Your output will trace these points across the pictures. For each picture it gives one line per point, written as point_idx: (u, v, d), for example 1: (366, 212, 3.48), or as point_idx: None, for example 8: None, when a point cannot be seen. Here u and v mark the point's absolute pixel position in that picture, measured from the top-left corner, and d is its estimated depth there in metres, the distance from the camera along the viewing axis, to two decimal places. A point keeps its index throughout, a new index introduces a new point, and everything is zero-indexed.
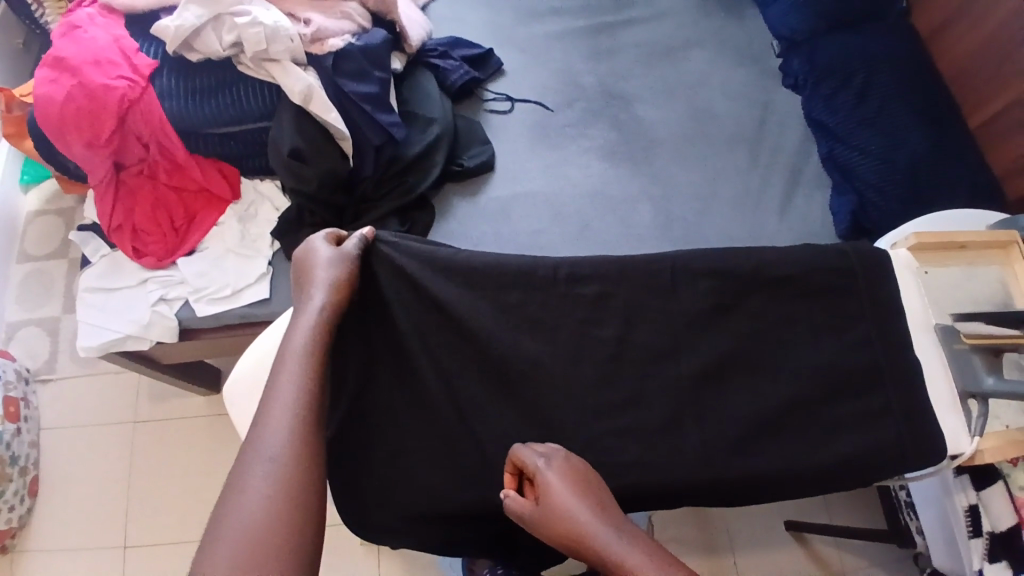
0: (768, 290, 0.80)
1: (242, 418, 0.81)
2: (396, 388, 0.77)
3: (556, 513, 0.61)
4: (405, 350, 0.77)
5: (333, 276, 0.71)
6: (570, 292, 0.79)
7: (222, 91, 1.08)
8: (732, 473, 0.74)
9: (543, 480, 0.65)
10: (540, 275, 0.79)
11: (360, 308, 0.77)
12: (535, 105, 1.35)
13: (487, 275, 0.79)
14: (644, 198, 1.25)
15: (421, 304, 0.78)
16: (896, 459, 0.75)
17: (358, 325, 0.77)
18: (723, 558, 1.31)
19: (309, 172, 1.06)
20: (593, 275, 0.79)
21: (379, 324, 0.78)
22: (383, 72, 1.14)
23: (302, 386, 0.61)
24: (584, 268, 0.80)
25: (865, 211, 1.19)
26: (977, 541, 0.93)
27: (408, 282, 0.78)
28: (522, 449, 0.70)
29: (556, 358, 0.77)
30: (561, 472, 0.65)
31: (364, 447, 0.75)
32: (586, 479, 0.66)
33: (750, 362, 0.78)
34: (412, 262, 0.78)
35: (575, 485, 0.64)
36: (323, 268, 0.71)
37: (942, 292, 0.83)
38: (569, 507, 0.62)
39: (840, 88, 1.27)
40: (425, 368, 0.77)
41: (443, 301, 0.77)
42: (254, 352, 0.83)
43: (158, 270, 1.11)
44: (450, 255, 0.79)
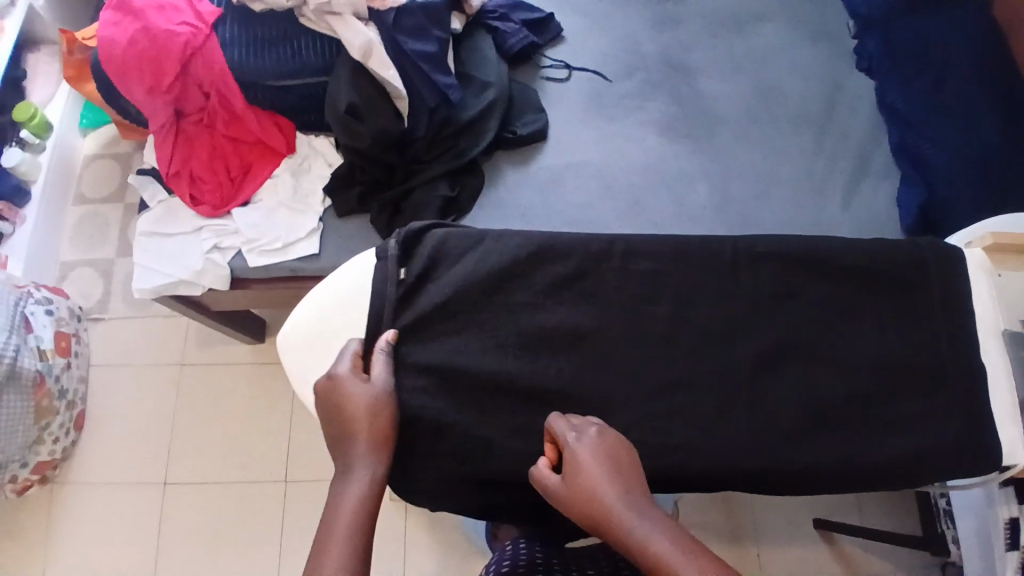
0: (828, 282, 0.78)
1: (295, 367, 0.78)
2: (437, 355, 0.76)
3: (581, 496, 0.63)
4: (447, 322, 0.77)
5: (371, 421, 0.70)
6: (622, 268, 0.78)
7: (283, 42, 1.08)
8: (778, 465, 0.72)
9: (575, 457, 0.65)
10: (594, 249, 0.78)
11: (407, 285, 0.78)
12: (593, 73, 1.32)
13: (542, 250, 0.78)
14: (700, 177, 1.22)
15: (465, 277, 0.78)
16: (950, 467, 0.72)
17: (406, 300, 0.77)
18: (746, 549, 1.31)
19: (363, 130, 1.06)
20: (650, 252, 0.78)
21: (431, 297, 0.77)
22: (442, 31, 1.11)
23: (344, 565, 0.62)
24: (640, 245, 0.79)
25: (934, 207, 1.14)
26: (1014, 554, 0.94)
27: (457, 254, 0.79)
28: (557, 421, 0.70)
29: (604, 332, 0.76)
30: (595, 450, 0.66)
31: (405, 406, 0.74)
32: (620, 460, 0.66)
33: (804, 353, 0.75)
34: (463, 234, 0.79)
35: (603, 466, 0.64)
36: (359, 410, 0.70)
37: (1017, 297, 0.78)
38: (595, 492, 0.62)
39: (917, 75, 1.21)
40: (466, 339, 0.77)
41: (490, 270, 0.78)
42: (306, 307, 0.79)
43: (212, 219, 1.14)
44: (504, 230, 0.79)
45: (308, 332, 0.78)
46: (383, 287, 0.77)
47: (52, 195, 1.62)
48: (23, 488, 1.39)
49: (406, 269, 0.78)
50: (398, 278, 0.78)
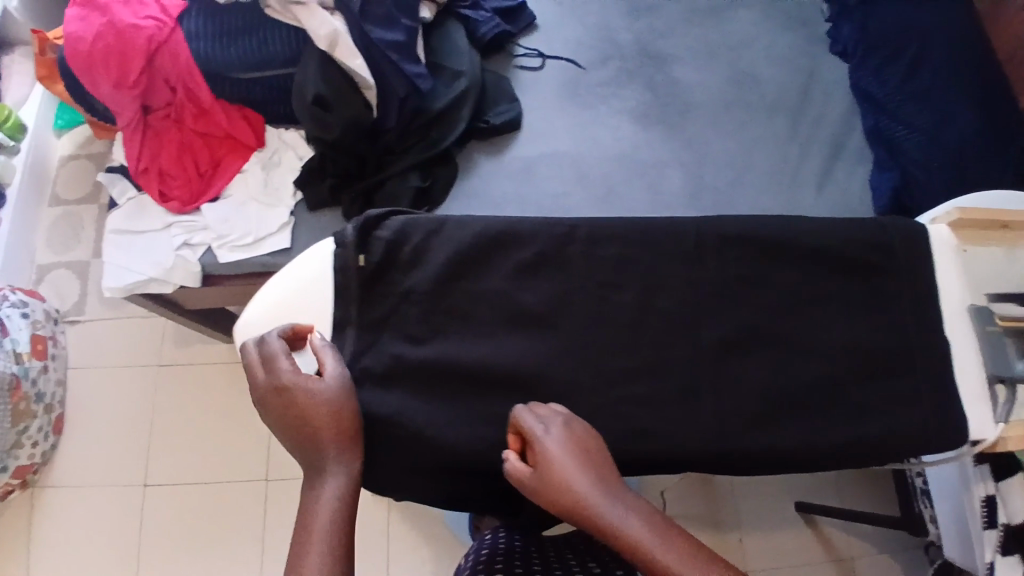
0: (798, 263, 0.76)
1: None
2: (391, 354, 0.72)
3: (557, 489, 0.60)
4: (411, 316, 0.73)
5: (339, 418, 0.66)
6: (588, 251, 0.75)
7: (250, 32, 1.05)
8: (750, 447, 0.71)
9: (545, 451, 0.63)
10: (554, 233, 0.75)
11: (367, 271, 0.74)
12: (567, 62, 1.32)
13: (508, 238, 0.75)
14: (673, 163, 1.24)
15: (426, 264, 0.74)
16: (917, 445, 0.72)
17: (367, 290, 0.73)
18: (728, 534, 1.32)
19: (331, 121, 1.04)
20: (613, 236, 0.75)
21: (396, 289, 0.74)
22: (411, 19, 1.09)
23: (326, 567, 0.59)
24: (604, 229, 0.76)
25: (907, 189, 1.16)
26: (992, 533, 0.95)
27: (418, 239, 0.75)
28: (522, 412, 0.67)
29: (571, 316, 0.74)
30: (566, 442, 0.63)
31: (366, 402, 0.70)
32: (589, 450, 0.64)
33: (770, 334, 0.74)
34: (425, 219, 0.75)
35: (577, 457, 0.62)
36: (324, 407, 0.66)
37: (982, 272, 0.78)
38: (572, 482, 0.61)
39: (890, 60, 1.24)
40: (427, 331, 0.73)
41: (451, 253, 0.74)
42: (265, 296, 0.74)
43: (182, 215, 1.12)
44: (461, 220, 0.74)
45: (269, 320, 0.73)
46: (342, 274, 0.73)
47: (26, 197, 1.59)
48: (4, 493, 1.37)
49: (365, 255, 0.73)
50: (357, 264, 0.73)
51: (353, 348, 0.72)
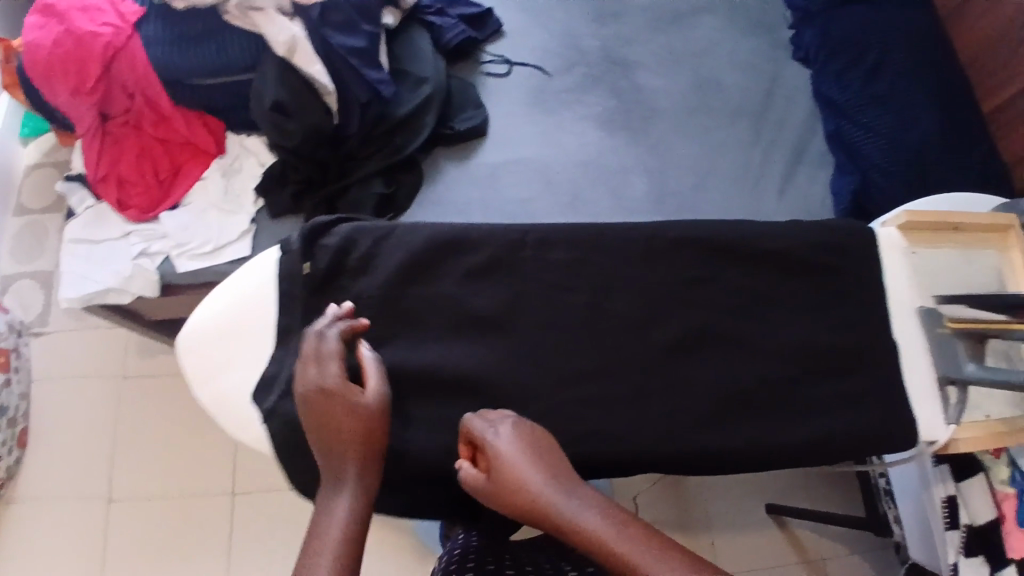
0: (750, 266, 0.77)
1: (196, 369, 0.71)
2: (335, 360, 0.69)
3: (510, 491, 0.60)
4: (357, 319, 0.71)
5: (366, 429, 0.63)
6: (541, 253, 0.74)
7: (209, 38, 1.02)
8: (706, 448, 0.70)
9: (493, 456, 0.62)
10: (506, 237, 0.74)
11: (314, 279, 0.70)
12: (533, 69, 1.33)
13: (462, 243, 0.73)
14: (638, 169, 1.25)
15: (376, 270, 0.71)
16: (869, 446, 0.72)
17: (314, 297, 0.69)
18: (699, 538, 1.31)
19: (292, 127, 1.03)
20: (565, 240, 0.74)
21: (346, 296, 0.70)
22: (373, 25, 1.08)
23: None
24: (556, 235, 0.74)
25: (867, 193, 1.18)
26: (954, 534, 0.95)
27: (367, 246, 0.72)
28: (473, 419, 0.67)
29: (524, 318, 0.73)
30: (514, 443, 0.63)
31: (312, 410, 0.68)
32: (540, 450, 0.63)
33: (722, 336, 0.74)
34: (374, 226, 0.73)
35: (529, 458, 0.61)
36: (352, 416, 0.63)
37: (932, 273, 0.79)
38: (524, 483, 0.60)
39: (851, 65, 1.26)
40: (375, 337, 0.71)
41: (401, 260, 0.71)
42: (213, 303, 0.72)
43: (141, 224, 1.11)
44: (410, 228, 0.73)
45: (216, 330, 0.71)
46: (288, 282, 0.70)
47: None
48: None
49: (312, 263, 0.71)
50: (303, 273, 0.70)
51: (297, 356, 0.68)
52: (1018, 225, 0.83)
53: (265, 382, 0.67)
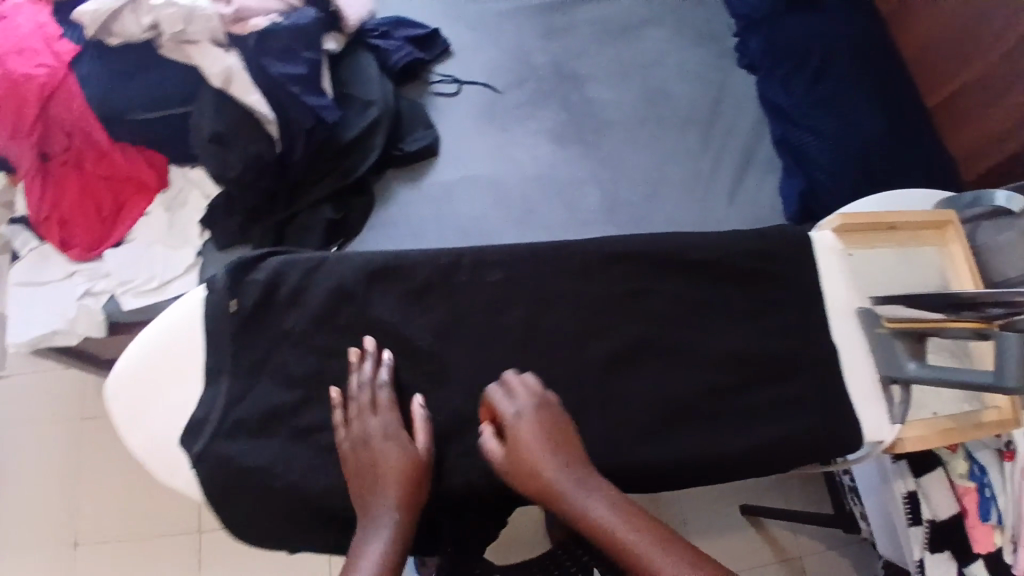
0: (688, 278, 0.76)
1: (120, 413, 0.68)
2: (267, 399, 0.67)
3: (527, 472, 0.61)
4: (288, 355, 0.68)
5: (405, 464, 0.63)
6: (477, 276, 0.73)
7: (140, 72, 1.02)
8: (650, 464, 0.69)
9: (507, 439, 0.63)
10: (440, 263, 0.72)
11: (242, 317, 0.68)
12: (483, 86, 1.32)
13: (394, 270, 0.72)
14: (591, 182, 1.25)
15: (306, 305, 0.70)
16: (815, 451, 0.72)
17: (241, 335, 0.68)
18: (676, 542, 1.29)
19: (231, 157, 1.00)
20: (499, 261, 0.73)
21: (276, 331, 0.69)
22: (313, 52, 1.07)
23: None
24: (490, 254, 0.73)
25: (814, 194, 1.20)
26: (917, 530, 0.92)
27: (297, 279, 0.69)
28: (497, 389, 0.67)
29: (461, 342, 0.71)
30: (529, 427, 0.63)
31: (243, 453, 0.65)
32: (556, 434, 0.64)
33: (660, 349, 0.73)
34: (303, 258, 0.71)
35: (548, 443, 0.62)
36: (393, 453, 0.63)
37: (870, 273, 0.80)
38: (541, 468, 0.61)
39: (796, 70, 1.28)
40: (307, 372, 0.68)
41: (331, 292, 0.69)
42: (137, 344, 0.69)
43: (85, 263, 1.08)
44: (338, 258, 0.72)
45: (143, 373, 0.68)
46: (213, 322, 0.68)
47: None
48: None
49: (238, 300, 0.68)
50: (229, 311, 0.67)
51: (226, 397, 0.67)
52: (956, 220, 0.84)
53: (194, 427, 0.66)
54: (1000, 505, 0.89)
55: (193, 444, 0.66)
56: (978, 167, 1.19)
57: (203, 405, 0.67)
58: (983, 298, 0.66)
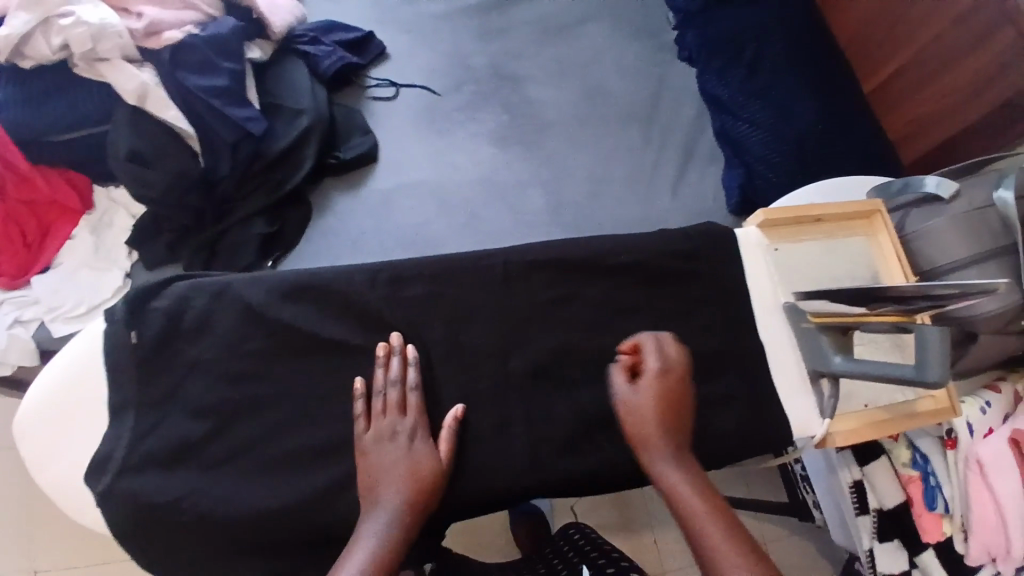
0: (610, 282, 0.75)
1: (33, 453, 0.65)
2: (174, 434, 0.64)
3: (636, 418, 0.66)
4: (196, 384, 0.66)
5: (413, 464, 0.63)
6: (391, 292, 0.70)
7: (57, 93, 0.97)
8: (572, 473, 0.69)
9: (628, 401, 0.68)
10: (354, 281, 0.69)
11: (144, 348, 0.65)
12: (422, 90, 1.30)
13: (302, 290, 0.68)
14: (535, 184, 1.24)
15: (212, 332, 0.67)
16: (743, 450, 0.72)
17: (147, 367, 0.65)
18: (642, 538, 1.29)
19: (151, 176, 0.98)
20: (417, 276, 0.70)
21: (185, 361, 0.66)
22: (234, 62, 1.04)
23: None
24: (405, 268, 0.71)
25: (752, 183, 1.21)
26: (865, 520, 0.86)
27: (201, 304, 0.67)
28: (645, 336, 0.71)
29: (378, 362, 0.69)
30: (651, 395, 0.67)
31: (148, 491, 0.62)
32: (673, 404, 0.67)
33: (583, 355, 0.72)
34: (208, 282, 0.68)
35: (665, 404, 0.67)
36: (402, 454, 0.63)
37: (796, 267, 0.80)
38: (650, 423, 0.66)
39: (731, 62, 1.29)
40: (217, 400, 0.65)
41: (237, 318, 0.67)
42: (42, 381, 0.67)
43: (11, 291, 1.02)
44: (242, 283, 0.68)
45: (46, 406, 0.66)
46: (113, 356, 0.65)
47: None
48: None
49: (138, 331, 0.65)
50: (130, 343, 0.65)
51: (131, 433, 0.64)
52: (885, 209, 0.83)
53: (98, 465, 0.63)
54: (946, 492, 0.84)
55: (96, 483, 0.63)
56: (912, 152, 1.20)
57: (106, 441, 0.64)
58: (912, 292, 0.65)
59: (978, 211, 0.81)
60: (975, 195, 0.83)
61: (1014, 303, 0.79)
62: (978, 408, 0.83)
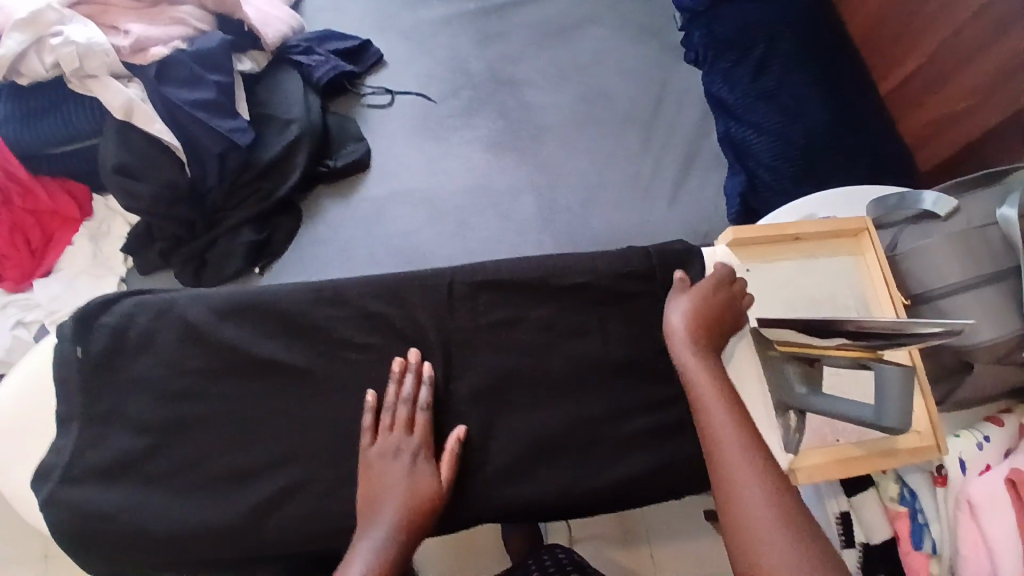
0: (557, 302, 0.74)
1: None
2: (117, 447, 0.69)
3: (682, 323, 0.70)
4: (139, 398, 0.70)
5: (412, 480, 0.66)
6: (332, 312, 0.72)
7: (54, 110, 1.01)
8: (502, 501, 0.69)
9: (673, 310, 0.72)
10: (295, 298, 0.72)
11: (92, 362, 0.71)
12: (417, 96, 1.29)
13: (247, 306, 0.72)
14: (528, 191, 1.21)
15: (153, 349, 0.71)
16: (684, 481, 0.72)
17: (92, 380, 0.70)
18: (639, 551, 1.13)
19: (140, 189, 1.01)
20: (351, 297, 0.73)
21: (125, 377, 0.71)
22: (222, 75, 1.06)
23: None
24: (347, 288, 0.73)
25: (755, 191, 1.15)
26: (850, 553, 0.81)
27: (146, 320, 0.72)
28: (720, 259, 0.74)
29: (313, 383, 0.71)
30: (699, 307, 0.70)
31: (91, 502, 0.67)
32: (714, 318, 0.70)
33: (528, 377, 0.72)
34: (157, 298, 0.73)
35: (710, 321, 0.69)
36: (402, 471, 0.66)
37: (768, 289, 0.76)
38: (692, 331, 0.69)
39: (738, 62, 1.23)
40: (159, 412, 0.70)
41: (177, 336, 0.71)
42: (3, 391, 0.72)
43: (17, 294, 1.06)
44: (181, 297, 0.73)
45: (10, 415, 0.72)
46: (62, 370, 0.70)
47: None
48: None
49: (85, 346, 0.71)
50: (77, 357, 0.70)
51: (74, 444, 0.69)
52: (873, 226, 0.78)
53: (43, 471, 0.68)
54: (935, 532, 0.78)
55: (40, 489, 0.68)
56: (929, 157, 1.12)
57: (52, 450, 0.69)
58: (890, 328, 0.59)
59: (976, 229, 0.75)
60: (975, 212, 0.77)
61: (1014, 333, 0.72)
62: (974, 444, 0.77)
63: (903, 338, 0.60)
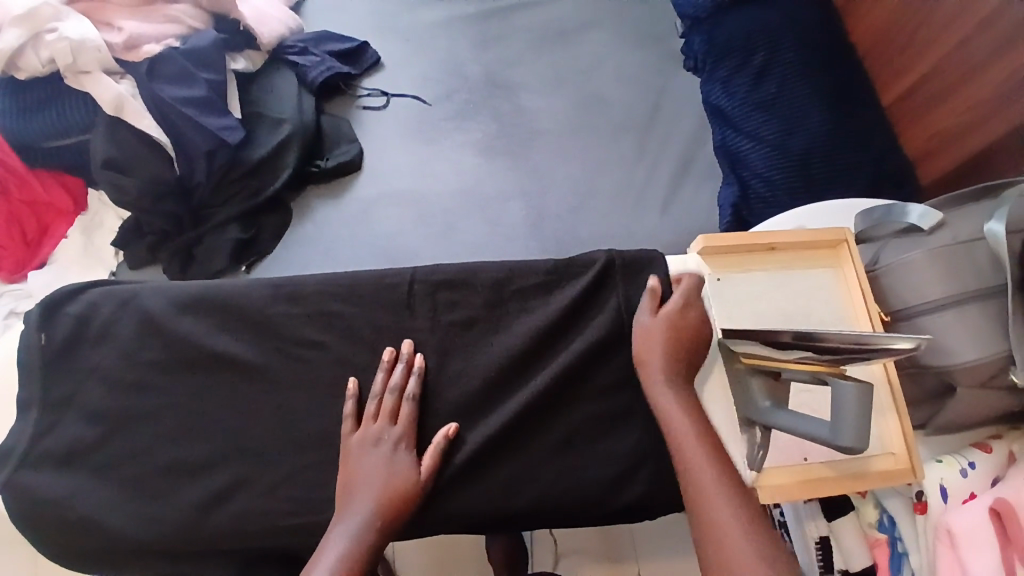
0: (521, 305, 0.74)
1: None
2: (72, 433, 0.69)
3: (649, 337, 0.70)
4: (96, 387, 0.71)
5: (395, 471, 0.65)
6: (292, 310, 0.72)
7: (49, 105, 1.04)
8: (451, 507, 0.68)
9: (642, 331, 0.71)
10: (254, 295, 0.72)
11: (54, 349, 0.71)
12: (412, 99, 1.29)
13: (207, 298, 0.72)
14: (517, 196, 1.20)
15: (114, 340, 0.72)
16: (643, 495, 0.70)
17: (52, 368, 0.71)
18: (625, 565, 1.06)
19: (128, 182, 1.03)
20: (313, 295, 0.72)
21: (86, 366, 0.71)
22: (212, 73, 1.08)
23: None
24: (308, 286, 0.73)
25: (748, 202, 1.12)
26: None
27: (110, 309, 0.73)
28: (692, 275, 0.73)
29: (267, 380, 0.71)
30: (666, 327, 0.69)
31: (44, 487, 0.68)
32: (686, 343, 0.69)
33: (486, 381, 0.71)
34: (122, 288, 0.74)
35: (678, 339, 0.69)
36: (382, 460, 0.65)
37: (739, 299, 0.74)
38: (658, 351, 0.68)
39: (738, 69, 1.20)
40: (115, 400, 0.70)
41: (137, 326, 0.72)
42: None
43: (11, 284, 1.08)
44: (146, 288, 0.74)
45: None
46: (25, 357, 0.71)
47: None
48: None
49: (48, 333, 0.71)
50: (39, 344, 0.71)
51: (32, 430, 0.70)
52: (853, 238, 0.75)
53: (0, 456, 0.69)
54: (913, 562, 0.76)
55: None
56: (932, 171, 1.08)
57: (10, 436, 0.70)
58: (851, 344, 0.56)
59: (963, 245, 0.72)
60: (960, 227, 0.74)
61: (1000, 355, 0.68)
62: (957, 470, 0.73)
63: (873, 353, 0.55)
